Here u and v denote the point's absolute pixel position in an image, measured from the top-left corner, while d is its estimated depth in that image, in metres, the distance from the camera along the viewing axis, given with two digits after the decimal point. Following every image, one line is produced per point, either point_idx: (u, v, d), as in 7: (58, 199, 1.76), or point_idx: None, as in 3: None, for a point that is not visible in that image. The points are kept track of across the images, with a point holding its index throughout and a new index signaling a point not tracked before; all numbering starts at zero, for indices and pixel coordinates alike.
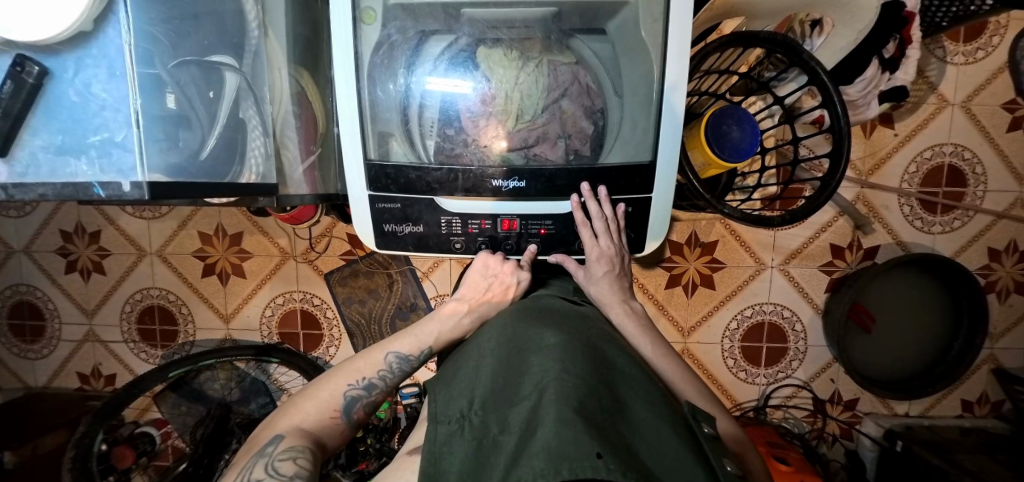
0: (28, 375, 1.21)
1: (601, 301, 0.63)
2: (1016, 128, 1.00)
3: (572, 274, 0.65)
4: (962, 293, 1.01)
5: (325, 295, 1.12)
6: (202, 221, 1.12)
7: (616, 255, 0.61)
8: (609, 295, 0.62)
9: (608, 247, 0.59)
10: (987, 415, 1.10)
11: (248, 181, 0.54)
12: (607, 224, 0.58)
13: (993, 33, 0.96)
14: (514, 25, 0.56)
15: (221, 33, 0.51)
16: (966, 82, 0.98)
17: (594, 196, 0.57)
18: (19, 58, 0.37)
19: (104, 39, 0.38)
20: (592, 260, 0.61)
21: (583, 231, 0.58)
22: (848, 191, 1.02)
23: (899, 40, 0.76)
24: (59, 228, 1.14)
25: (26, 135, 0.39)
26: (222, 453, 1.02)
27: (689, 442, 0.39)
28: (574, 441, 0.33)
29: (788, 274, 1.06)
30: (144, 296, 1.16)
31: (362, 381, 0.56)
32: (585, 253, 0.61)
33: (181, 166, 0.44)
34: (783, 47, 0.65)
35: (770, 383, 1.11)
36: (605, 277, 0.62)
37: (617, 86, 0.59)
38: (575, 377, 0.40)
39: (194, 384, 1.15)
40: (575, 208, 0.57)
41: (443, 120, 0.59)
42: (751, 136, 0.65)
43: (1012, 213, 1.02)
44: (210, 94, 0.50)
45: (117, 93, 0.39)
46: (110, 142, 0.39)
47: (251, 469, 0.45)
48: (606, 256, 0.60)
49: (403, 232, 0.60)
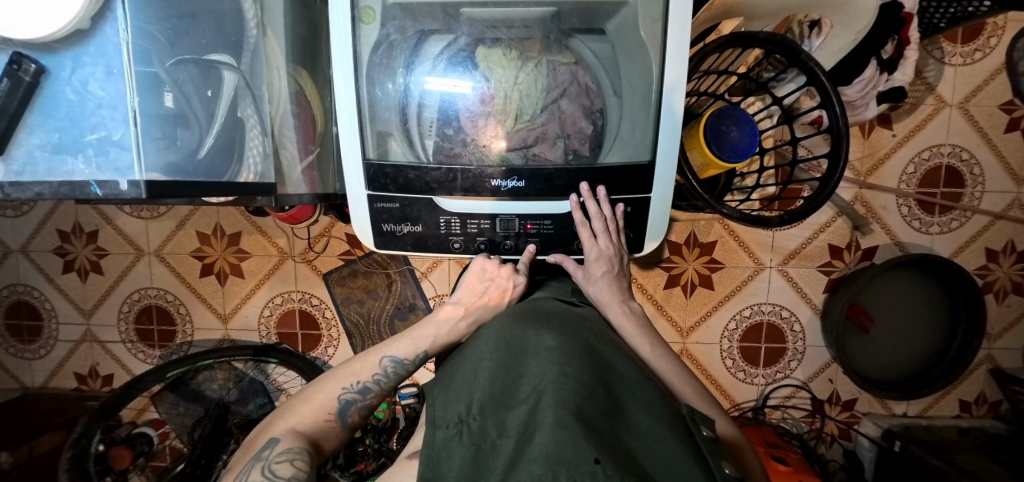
0: (25, 376, 1.21)
1: (600, 302, 0.63)
2: (1014, 129, 1.00)
3: (571, 274, 0.65)
4: (959, 293, 1.01)
5: (324, 295, 1.12)
6: (200, 221, 1.12)
7: (616, 256, 0.61)
8: (608, 296, 0.62)
9: (608, 247, 0.59)
10: (985, 415, 1.10)
11: (247, 180, 0.54)
12: (606, 225, 0.57)
13: (991, 34, 0.97)
14: (513, 25, 0.57)
15: (219, 31, 0.51)
16: (964, 83, 0.99)
17: (593, 197, 0.57)
18: (16, 56, 0.37)
19: (103, 37, 0.38)
20: (592, 260, 0.60)
21: (583, 232, 0.58)
22: (846, 191, 1.03)
23: (898, 41, 0.76)
24: (57, 228, 1.14)
25: (23, 134, 0.39)
26: (220, 454, 1.03)
27: (687, 443, 0.39)
28: (573, 446, 0.33)
29: (786, 275, 1.07)
30: (142, 296, 1.16)
31: (357, 384, 0.56)
32: (584, 253, 0.61)
33: (179, 165, 0.44)
34: (782, 48, 0.65)
35: (769, 383, 1.12)
36: (604, 277, 0.62)
37: (617, 86, 0.59)
38: (574, 380, 0.40)
39: (192, 385, 1.15)
40: (574, 208, 0.57)
41: (442, 120, 0.59)
42: (750, 136, 0.65)
43: (1010, 214, 1.03)
44: (208, 93, 0.50)
45: (115, 91, 0.39)
46: (108, 141, 0.39)
47: (248, 473, 0.44)
48: (605, 256, 0.60)
49: (402, 232, 0.60)
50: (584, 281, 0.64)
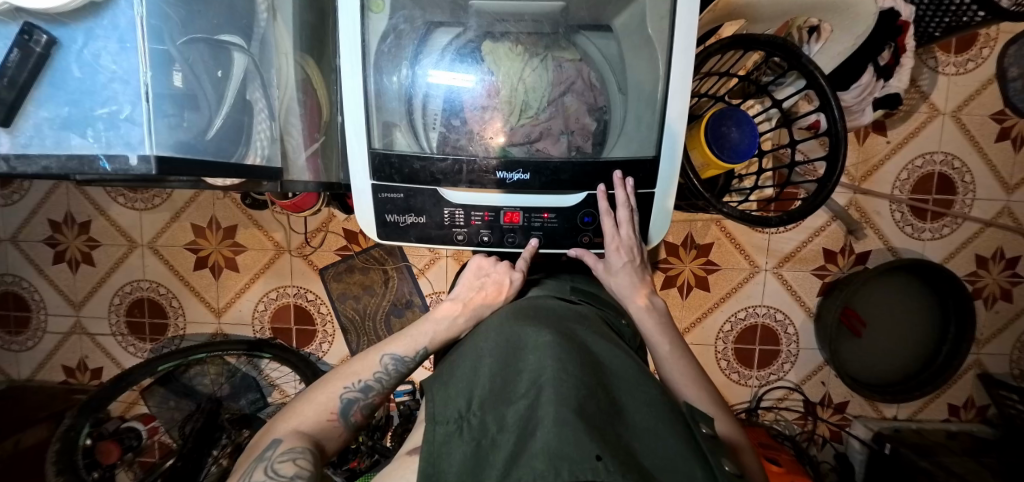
0: (11, 368, 1.18)
1: (619, 294, 0.64)
2: (1005, 138, 1.02)
3: (590, 269, 0.64)
4: (950, 298, 1.02)
5: (320, 290, 1.11)
6: (195, 213, 1.10)
7: (635, 245, 0.60)
8: (629, 287, 0.63)
9: (630, 237, 0.59)
10: (972, 420, 1.12)
11: (254, 163, 0.54)
12: (630, 215, 0.58)
13: (983, 45, 0.99)
14: (522, 19, 0.57)
15: (231, 14, 0.52)
16: (956, 92, 1.01)
17: (624, 185, 0.57)
18: (27, 26, 0.37)
19: (115, 10, 0.38)
20: (611, 251, 0.60)
21: (606, 221, 0.58)
22: (840, 196, 1.04)
23: (894, 49, 0.78)
24: (48, 218, 1.12)
25: (30, 106, 0.39)
26: (211, 449, 1.02)
27: (687, 441, 0.40)
28: (575, 443, 0.33)
29: (781, 278, 1.08)
30: (134, 288, 1.14)
31: (359, 383, 0.55)
32: (604, 245, 0.61)
33: (188, 144, 0.43)
34: (782, 51, 0.66)
35: (762, 385, 1.12)
36: (625, 269, 0.62)
37: (621, 83, 0.59)
38: (573, 377, 0.40)
39: (183, 380, 1.14)
40: (603, 197, 0.57)
41: (446, 112, 0.58)
42: (751, 137, 0.65)
43: (999, 222, 1.05)
44: (219, 73, 0.50)
45: (126, 65, 0.38)
46: (118, 117, 0.39)
47: (252, 474, 0.44)
48: (626, 247, 0.60)
49: (405, 223, 0.59)
50: (602, 274, 0.63)
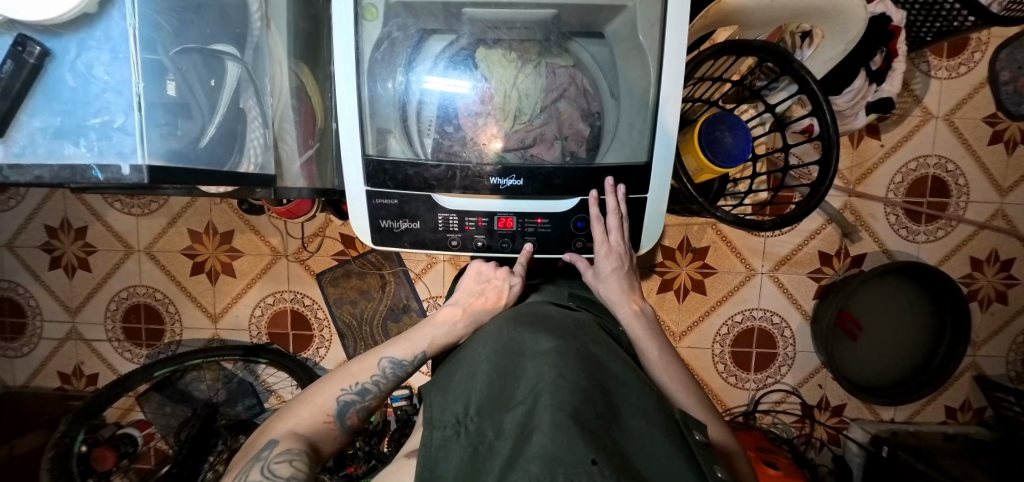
0: (6, 375, 1.18)
1: (609, 301, 0.64)
2: (997, 141, 1.03)
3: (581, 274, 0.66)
4: (945, 301, 1.02)
5: (317, 295, 1.11)
6: (193, 219, 1.11)
7: (624, 253, 0.61)
8: (618, 293, 0.63)
9: (618, 243, 0.60)
10: (970, 422, 1.12)
11: (247, 171, 0.54)
12: (619, 222, 0.58)
13: (975, 49, 1.00)
14: (514, 27, 0.57)
15: (223, 23, 0.52)
16: (949, 96, 1.01)
17: (614, 193, 0.57)
18: (20, 38, 0.37)
19: (109, 21, 0.39)
20: (601, 257, 0.61)
21: (596, 227, 0.59)
22: (835, 199, 1.05)
23: (886, 53, 0.79)
24: (45, 224, 1.12)
25: (24, 116, 0.39)
26: (207, 455, 1.01)
27: (681, 446, 0.40)
28: (570, 448, 0.33)
29: (777, 281, 1.08)
30: (131, 294, 1.14)
31: (356, 385, 0.56)
32: (593, 251, 0.61)
33: (181, 152, 0.44)
34: (774, 56, 0.66)
35: (760, 388, 1.12)
36: (613, 275, 0.62)
37: (614, 89, 0.60)
38: (570, 382, 0.40)
39: (179, 385, 1.13)
40: (592, 204, 0.58)
41: (441, 118, 0.59)
42: (744, 141, 0.65)
43: (993, 224, 1.05)
44: (212, 82, 0.50)
45: (120, 75, 0.39)
46: (111, 127, 0.39)
47: (247, 473, 0.44)
48: (614, 252, 0.60)
49: (400, 229, 0.60)
50: (593, 280, 0.65)
